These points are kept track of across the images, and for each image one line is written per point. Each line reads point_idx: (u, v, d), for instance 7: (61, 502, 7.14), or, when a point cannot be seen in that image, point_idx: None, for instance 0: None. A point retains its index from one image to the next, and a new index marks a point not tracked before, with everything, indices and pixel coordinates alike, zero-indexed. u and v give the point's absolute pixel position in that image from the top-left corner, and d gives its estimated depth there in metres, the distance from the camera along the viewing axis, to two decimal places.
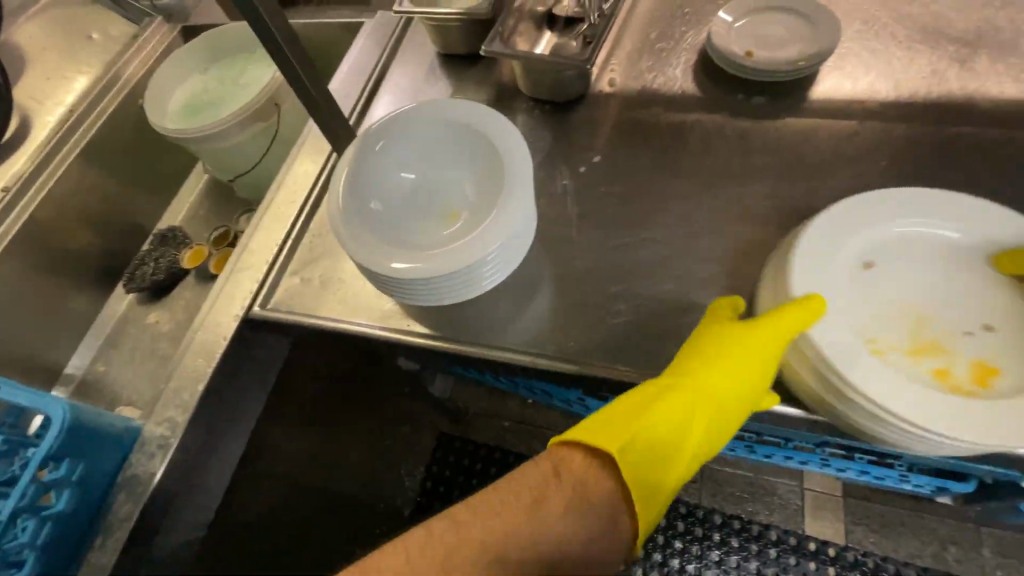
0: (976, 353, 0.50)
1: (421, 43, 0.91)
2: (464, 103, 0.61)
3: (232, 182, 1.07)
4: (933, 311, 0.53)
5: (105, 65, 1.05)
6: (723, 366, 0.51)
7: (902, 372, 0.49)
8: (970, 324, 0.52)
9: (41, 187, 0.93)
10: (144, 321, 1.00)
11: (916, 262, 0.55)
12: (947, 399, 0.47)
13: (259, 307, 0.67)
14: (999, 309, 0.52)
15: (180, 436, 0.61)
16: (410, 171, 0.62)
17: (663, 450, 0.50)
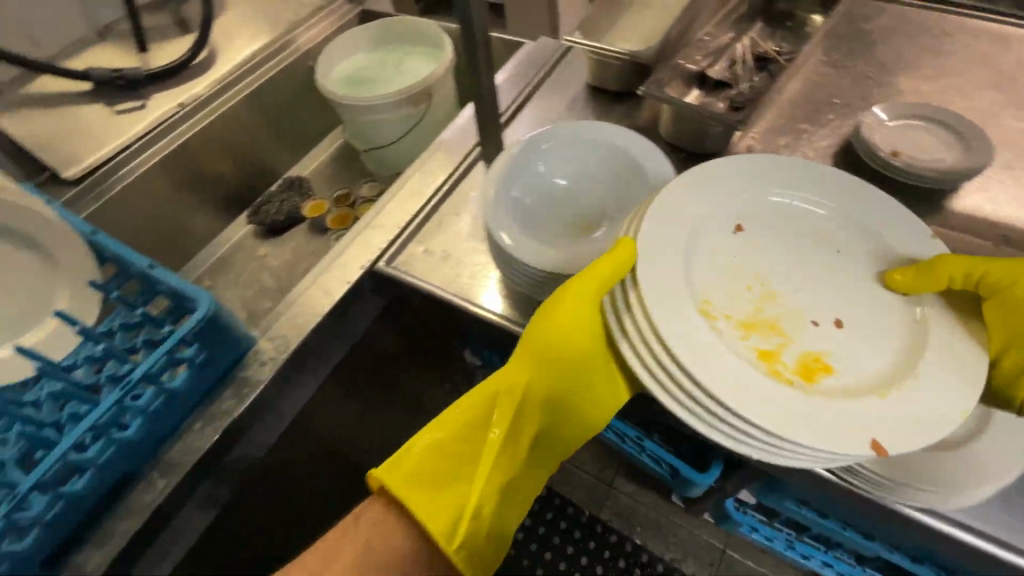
0: (817, 346, 0.48)
1: (575, 70, 0.97)
2: (635, 137, 0.65)
3: (363, 153, 1.16)
4: (783, 296, 0.51)
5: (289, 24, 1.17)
6: (558, 344, 0.50)
7: (728, 343, 0.46)
8: (821, 317, 0.50)
9: (213, 111, 1.02)
10: (255, 253, 1.08)
11: (778, 244, 0.54)
12: (763, 382, 0.44)
13: (384, 264, 0.72)
14: (853, 306, 0.51)
15: (290, 355, 0.67)
16: (563, 178, 0.66)
17: (477, 461, 0.50)
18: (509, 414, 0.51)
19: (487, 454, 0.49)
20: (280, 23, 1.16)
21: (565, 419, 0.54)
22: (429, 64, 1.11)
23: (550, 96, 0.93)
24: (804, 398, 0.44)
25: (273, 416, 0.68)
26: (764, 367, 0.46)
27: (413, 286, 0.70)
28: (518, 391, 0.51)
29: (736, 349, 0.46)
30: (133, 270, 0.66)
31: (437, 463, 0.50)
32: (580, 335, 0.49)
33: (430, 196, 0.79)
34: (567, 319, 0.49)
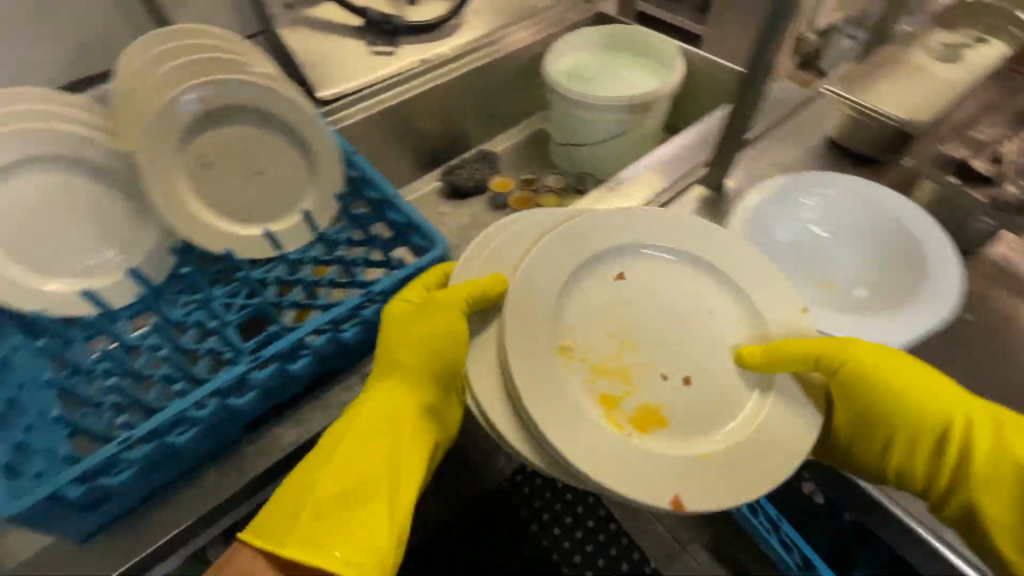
0: (655, 396, 0.55)
1: (817, 123, 0.92)
2: (920, 215, 0.66)
3: (557, 146, 1.19)
4: (637, 344, 0.58)
5: (534, 11, 1.20)
6: (428, 344, 0.58)
7: (585, 392, 0.53)
8: (671, 372, 0.57)
9: (449, 73, 1.08)
10: (437, 211, 1.15)
11: (642, 291, 0.60)
12: (612, 436, 0.51)
13: None
14: (688, 358, 0.58)
15: None
16: (822, 227, 0.69)
17: (372, 491, 0.55)
18: (376, 424, 0.59)
19: (342, 452, 0.56)
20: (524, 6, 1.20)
21: (377, 390, 0.61)
22: (653, 78, 1.09)
23: (784, 142, 0.89)
24: (632, 445, 0.51)
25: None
26: (602, 411, 0.53)
27: None
28: (388, 405, 0.60)
29: (591, 397, 0.54)
30: (382, 194, 0.70)
31: (340, 463, 0.55)
32: (442, 324, 0.57)
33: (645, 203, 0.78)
34: (448, 316, 0.57)
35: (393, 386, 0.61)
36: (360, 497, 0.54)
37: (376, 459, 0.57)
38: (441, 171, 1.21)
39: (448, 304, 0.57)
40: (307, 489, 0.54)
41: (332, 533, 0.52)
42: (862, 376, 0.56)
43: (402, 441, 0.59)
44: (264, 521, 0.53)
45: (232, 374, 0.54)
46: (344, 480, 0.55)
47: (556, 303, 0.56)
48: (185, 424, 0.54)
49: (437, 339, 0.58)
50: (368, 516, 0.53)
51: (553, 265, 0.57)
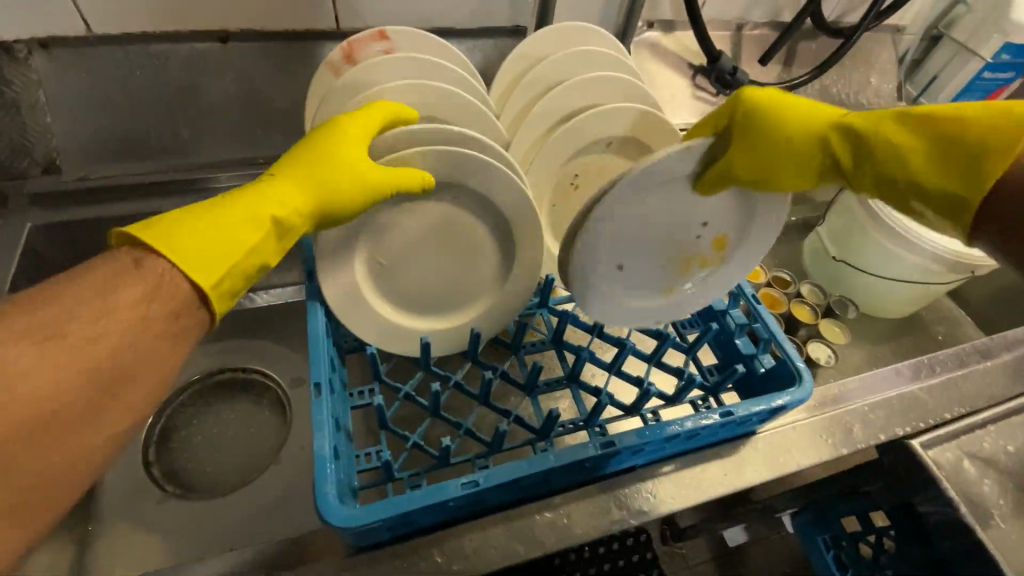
0: (712, 236, 0.57)
1: None
2: None
3: (824, 256, 1.04)
4: (670, 241, 0.55)
5: (857, 106, 1.08)
6: (342, 164, 0.48)
7: (694, 287, 0.60)
8: (694, 223, 0.55)
9: None
10: None
11: (639, 218, 0.52)
12: (707, 269, 0.59)
13: (920, 444, 0.62)
14: (696, 205, 0.53)
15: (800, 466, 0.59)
16: None
17: (245, 220, 0.45)
18: (271, 209, 0.47)
19: (226, 208, 0.45)
20: (850, 97, 1.07)
21: (286, 181, 0.49)
22: None
23: None
24: (708, 271, 0.60)
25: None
26: (707, 268, 0.59)
27: (944, 496, 0.60)
28: (288, 196, 0.48)
29: (696, 283, 0.60)
30: (736, 290, 0.64)
31: (250, 202, 0.46)
32: (344, 190, 0.48)
33: (972, 407, 0.68)
34: (355, 148, 0.49)
35: (293, 180, 0.49)
36: (224, 235, 0.44)
37: (235, 240, 0.44)
38: None
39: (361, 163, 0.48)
40: (205, 223, 0.44)
41: (221, 232, 0.44)
42: (756, 118, 0.49)
43: (278, 238, 0.48)
44: (167, 229, 0.42)
45: (585, 452, 0.47)
46: (226, 220, 0.44)
47: (617, 266, 0.55)
48: (508, 486, 0.46)
49: (332, 189, 0.48)
50: (223, 245, 0.43)
51: (601, 265, 0.53)
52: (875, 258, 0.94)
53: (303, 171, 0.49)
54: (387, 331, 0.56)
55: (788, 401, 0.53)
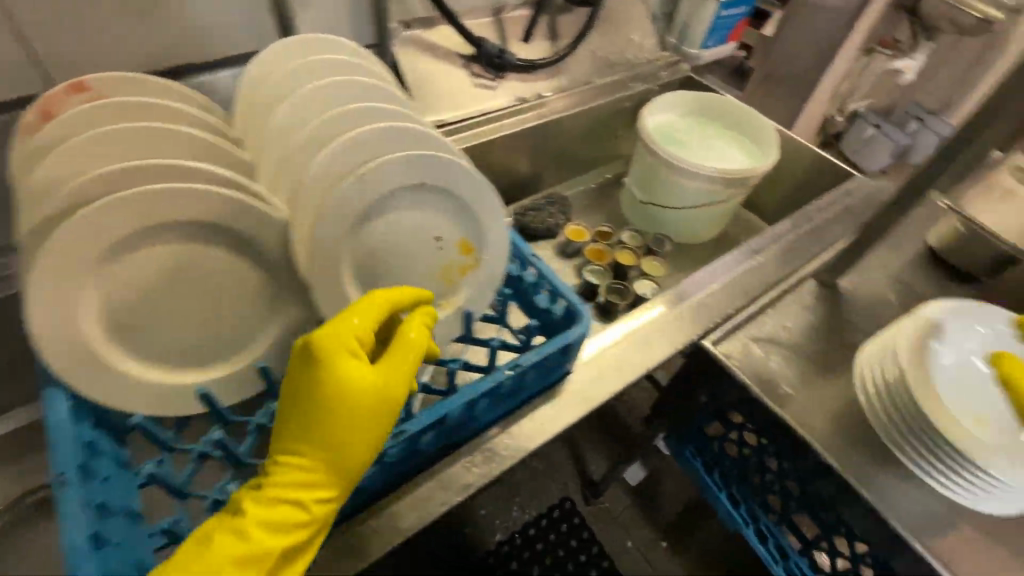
0: (455, 243, 0.61)
1: (910, 230, 0.93)
2: None
3: (634, 203, 1.17)
4: (415, 259, 0.59)
5: (626, 64, 1.19)
6: (349, 411, 0.46)
7: (466, 296, 0.63)
8: (430, 236, 0.59)
9: (545, 115, 1.06)
10: None
11: (367, 247, 0.55)
12: (470, 276, 0.63)
13: (711, 343, 0.70)
14: (422, 220, 0.58)
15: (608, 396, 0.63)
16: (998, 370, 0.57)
17: (268, 525, 0.44)
18: (285, 513, 0.45)
19: (239, 526, 0.43)
20: (619, 58, 1.18)
21: (288, 459, 0.46)
22: (739, 156, 1.09)
23: (882, 245, 0.89)
24: (471, 276, 0.63)
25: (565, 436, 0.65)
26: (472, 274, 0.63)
27: (736, 380, 0.68)
28: (302, 487, 0.46)
29: (467, 292, 0.64)
30: (521, 254, 0.68)
31: (270, 503, 0.45)
32: (356, 444, 0.47)
33: (752, 296, 0.78)
34: (362, 383, 0.46)
35: (299, 455, 0.47)
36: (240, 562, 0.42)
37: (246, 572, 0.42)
38: (512, 208, 1.16)
39: (378, 394, 0.47)
40: (225, 557, 0.41)
41: (245, 556, 0.42)
42: None
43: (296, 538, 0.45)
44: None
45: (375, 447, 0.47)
46: (251, 539, 0.43)
47: (375, 297, 0.58)
48: (302, 507, 0.45)
49: (338, 447, 0.46)
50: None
51: (355, 301, 0.56)
52: (668, 193, 1.08)
53: (306, 430, 0.47)
54: (158, 394, 0.52)
55: (572, 338, 0.58)
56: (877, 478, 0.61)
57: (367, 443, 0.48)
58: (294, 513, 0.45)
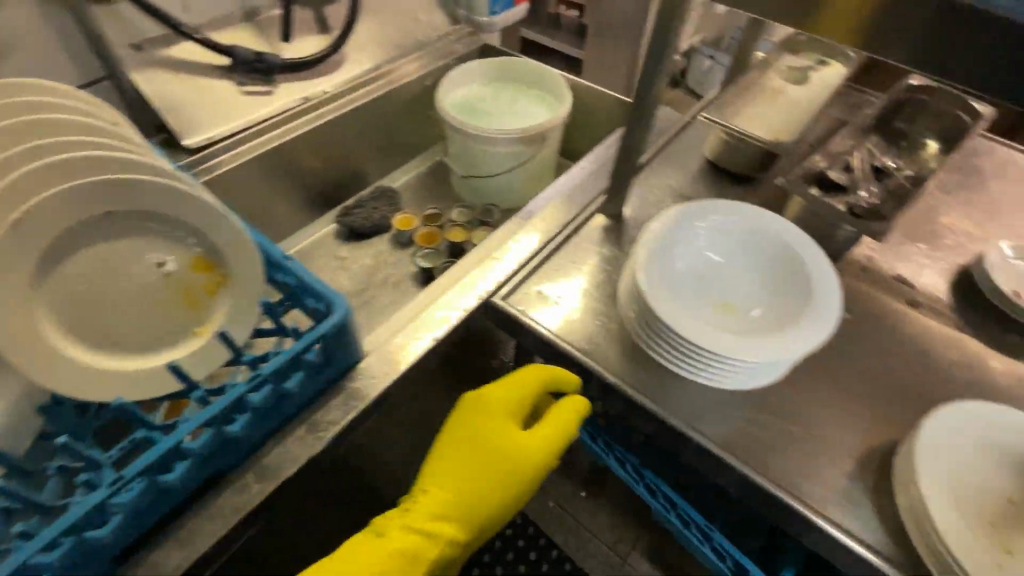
0: (187, 265, 0.59)
1: (696, 146, 0.97)
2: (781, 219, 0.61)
3: (459, 178, 1.16)
4: (141, 291, 0.57)
5: (416, 44, 1.17)
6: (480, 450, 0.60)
7: (223, 319, 0.60)
8: (151, 264, 0.57)
9: (336, 108, 1.01)
10: (335, 255, 1.07)
11: (67, 288, 0.53)
12: (221, 297, 0.61)
13: (500, 298, 0.72)
14: (135, 249, 0.57)
15: (397, 379, 0.63)
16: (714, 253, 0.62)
17: (404, 538, 0.56)
18: (411, 542, 0.56)
19: (379, 539, 0.56)
20: (407, 41, 1.16)
21: (429, 491, 0.59)
22: (540, 112, 1.12)
23: (667, 167, 0.94)
24: (220, 297, 0.60)
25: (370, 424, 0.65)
26: (222, 295, 0.60)
27: (525, 326, 0.70)
28: (438, 512, 0.58)
29: (223, 315, 0.61)
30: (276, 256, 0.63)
31: (397, 533, 0.56)
32: (492, 489, 0.60)
33: (542, 242, 0.79)
34: (501, 426, 0.62)
35: (429, 490, 0.60)
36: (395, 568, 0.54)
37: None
38: (336, 212, 1.13)
39: (529, 455, 0.62)
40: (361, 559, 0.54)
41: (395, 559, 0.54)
42: None
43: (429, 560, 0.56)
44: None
45: (92, 501, 0.44)
46: (385, 555, 0.55)
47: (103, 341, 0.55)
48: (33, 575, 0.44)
49: (484, 500, 0.60)
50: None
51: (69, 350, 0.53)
52: (481, 163, 1.09)
53: (459, 481, 0.60)
54: None
55: (327, 328, 0.55)
56: (659, 385, 0.65)
57: (495, 492, 0.60)
58: (439, 544, 0.57)
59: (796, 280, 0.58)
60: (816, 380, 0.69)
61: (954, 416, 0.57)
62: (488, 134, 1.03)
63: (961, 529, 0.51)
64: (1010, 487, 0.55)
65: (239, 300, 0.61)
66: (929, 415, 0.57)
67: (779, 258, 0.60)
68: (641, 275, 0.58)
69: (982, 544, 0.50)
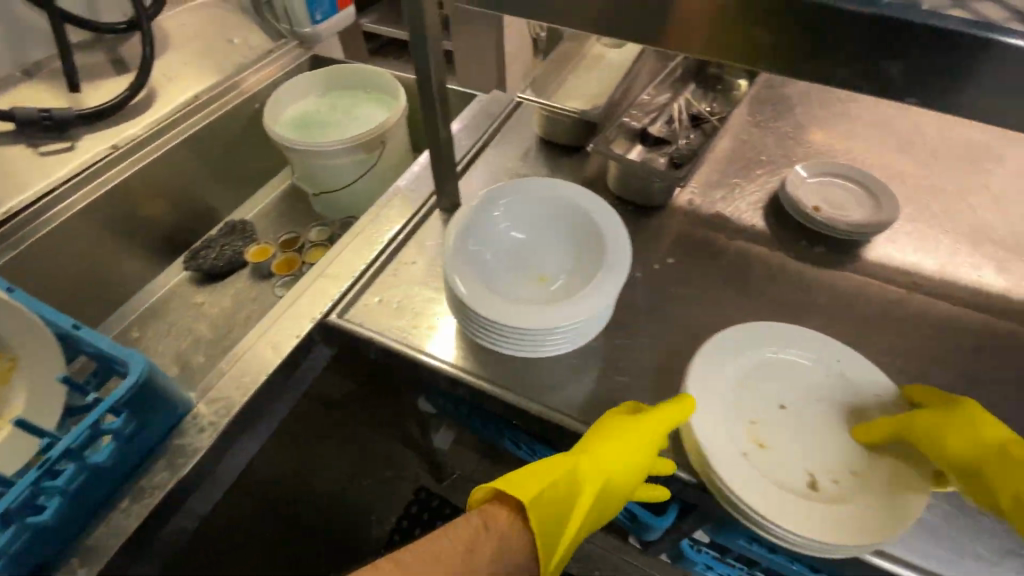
0: None
1: (526, 124, 1.00)
2: (572, 189, 0.66)
3: (311, 196, 1.13)
4: None
5: (236, 67, 1.12)
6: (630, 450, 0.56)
7: (20, 406, 0.57)
8: None
9: (151, 151, 0.96)
10: (191, 301, 1.02)
11: None
12: (15, 382, 0.57)
13: (336, 316, 0.71)
14: None
15: (231, 421, 0.62)
16: (520, 232, 0.66)
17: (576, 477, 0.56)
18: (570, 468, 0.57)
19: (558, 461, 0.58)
20: (225, 66, 1.11)
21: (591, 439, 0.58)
22: (376, 113, 1.10)
23: (500, 149, 0.96)
24: (15, 383, 0.57)
25: (219, 470, 0.64)
26: (15, 380, 0.57)
27: (365, 338, 0.70)
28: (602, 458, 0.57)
29: (20, 401, 0.57)
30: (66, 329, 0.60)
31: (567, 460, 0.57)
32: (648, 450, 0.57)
33: (376, 249, 0.79)
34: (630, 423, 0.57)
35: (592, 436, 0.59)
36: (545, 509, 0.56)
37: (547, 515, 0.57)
38: (185, 257, 1.07)
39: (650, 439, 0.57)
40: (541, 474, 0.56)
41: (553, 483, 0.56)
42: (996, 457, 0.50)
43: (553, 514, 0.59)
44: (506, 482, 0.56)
45: None
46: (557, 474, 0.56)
47: None
48: None
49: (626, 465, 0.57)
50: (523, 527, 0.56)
51: None
52: (326, 178, 1.06)
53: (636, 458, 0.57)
54: None
55: (123, 394, 0.53)
56: (498, 367, 0.68)
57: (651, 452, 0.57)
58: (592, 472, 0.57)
59: (588, 246, 0.64)
60: (646, 326, 0.74)
61: (729, 341, 0.64)
62: (323, 148, 1.00)
63: (714, 428, 0.58)
64: (780, 395, 0.62)
65: (37, 382, 0.57)
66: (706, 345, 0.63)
67: (570, 235, 0.66)
68: (453, 275, 0.59)
69: (731, 437, 0.57)
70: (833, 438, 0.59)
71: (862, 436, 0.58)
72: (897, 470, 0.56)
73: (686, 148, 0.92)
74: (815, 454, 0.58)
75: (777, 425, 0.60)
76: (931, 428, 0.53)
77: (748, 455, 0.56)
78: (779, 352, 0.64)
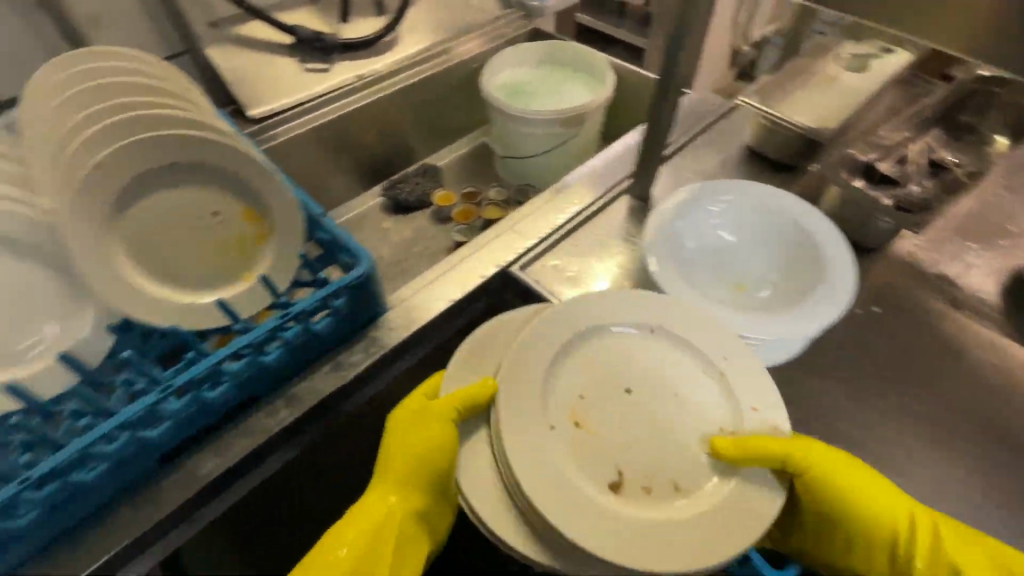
0: (237, 212, 0.67)
1: (735, 132, 0.96)
2: (805, 209, 0.62)
3: (500, 158, 1.19)
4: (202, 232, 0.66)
5: (466, 27, 1.21)
6: (417, 442, 0.55)
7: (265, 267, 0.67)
8: (210, 208, 0.66)
9: (385, 88, 1.08)
10: (379, 225, 1.14)
11: (143, 221, 0.63)
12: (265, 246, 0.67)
13: (518, 269, 0.75)
14: (199, 196, 0.65)
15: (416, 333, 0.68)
16: (730, 234, 0.64)
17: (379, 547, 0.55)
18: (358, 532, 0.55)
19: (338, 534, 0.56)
20: (458, 24, 1.20)
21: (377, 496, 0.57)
22: (582, 93, 1.12)
23: (704, 151, 0.93)
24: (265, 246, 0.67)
25: (387, 375, 0.70)
26: (267, 243, 0.67)
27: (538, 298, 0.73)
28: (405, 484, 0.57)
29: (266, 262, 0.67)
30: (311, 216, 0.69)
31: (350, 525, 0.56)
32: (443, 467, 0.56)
33: (566, 217, 0.82)
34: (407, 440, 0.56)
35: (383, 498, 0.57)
36: (382, 542, 0.56)
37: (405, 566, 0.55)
38: (382, 186, 1.20)
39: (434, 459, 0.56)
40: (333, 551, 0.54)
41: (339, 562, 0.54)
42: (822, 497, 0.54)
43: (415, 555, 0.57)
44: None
45: (144, 404, 0.51)
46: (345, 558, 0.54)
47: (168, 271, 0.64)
48: (88, 463, 0.51)
49: (437, 459, 0.56)
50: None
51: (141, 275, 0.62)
52: (520, 144, 1.11)
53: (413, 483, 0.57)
54: None
55: (347, 283, 0.61)
56: None
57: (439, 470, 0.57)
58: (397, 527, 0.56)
59: (807, 267, 0.60)
60: (829, 370, 0.68)
61: (563, 312, 0.55)
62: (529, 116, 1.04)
63: (530, 412, 0.49)
64: (628, 375, 0.54)
65: (282, 252, 0.67)
66: (535, 318, 0.55)
67: (781, 251, 0.63)
68: (653, 250, 0.59)
69: (545, 407, 0.50)
70: (649, 422, 0.51)
71: (716, 445, 0.49)
72: (738, 485, 0.48)
73: (919, 194, 0.82)
74: (636, 450, 0.50)
75: (616, 415, 0.51)
76: (834, 481, 0.54)
77: (556, 429, 0.49)
78: (623, 325, 0.56)
